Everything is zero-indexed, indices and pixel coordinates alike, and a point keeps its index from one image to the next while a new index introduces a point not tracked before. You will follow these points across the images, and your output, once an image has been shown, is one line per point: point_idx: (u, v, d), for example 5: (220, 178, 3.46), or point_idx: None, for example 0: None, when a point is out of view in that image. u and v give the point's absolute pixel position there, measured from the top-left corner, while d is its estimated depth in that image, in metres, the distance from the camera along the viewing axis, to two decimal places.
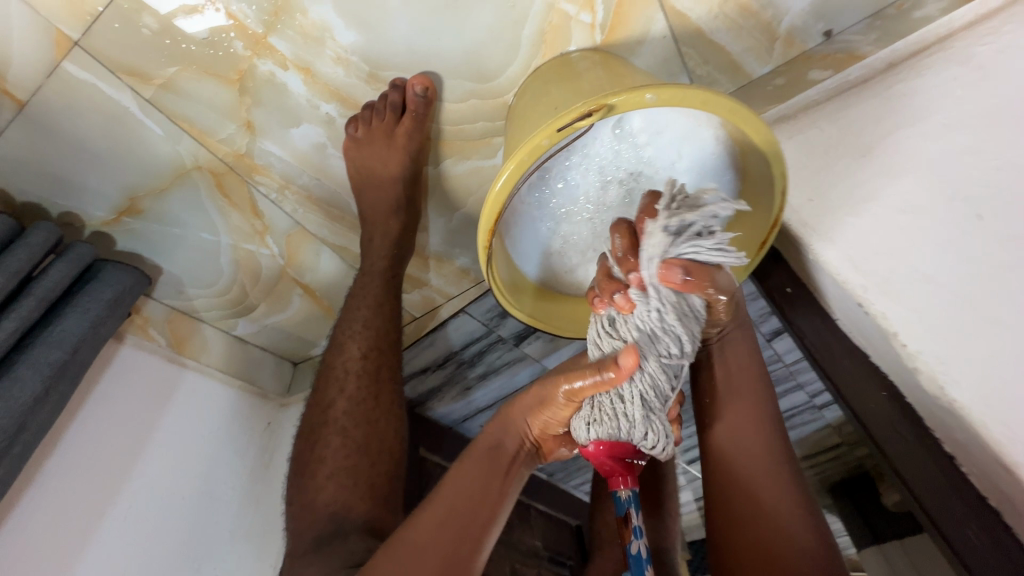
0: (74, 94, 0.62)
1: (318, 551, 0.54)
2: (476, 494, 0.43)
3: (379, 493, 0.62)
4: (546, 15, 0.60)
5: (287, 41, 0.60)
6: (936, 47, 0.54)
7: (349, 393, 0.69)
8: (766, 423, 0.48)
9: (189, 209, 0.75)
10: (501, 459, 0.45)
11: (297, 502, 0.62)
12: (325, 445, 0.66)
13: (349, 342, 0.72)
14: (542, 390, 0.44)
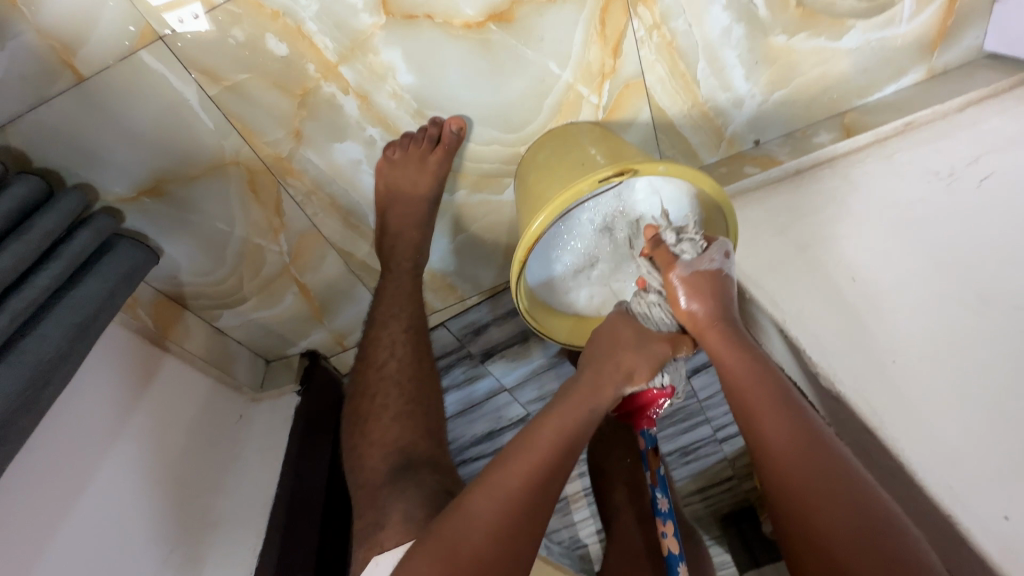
0: (140, 79, 0.67)
1: (398, 479, 0.66)
2: (561, 444, 0.55)
3: (434, 435, 0.74)
4: (566, 92, 0.78)
5: (354, 72, 0.71)
6: (827, 165, 0.79)
7: (398, 356, 0.79)
8: (755, 376, 0.54)
9: (213, 199, 0.79)
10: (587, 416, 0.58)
11: (362, 444, 0.73)
12: (384, 396, 0.76)
13: (391, 319, 0.81)
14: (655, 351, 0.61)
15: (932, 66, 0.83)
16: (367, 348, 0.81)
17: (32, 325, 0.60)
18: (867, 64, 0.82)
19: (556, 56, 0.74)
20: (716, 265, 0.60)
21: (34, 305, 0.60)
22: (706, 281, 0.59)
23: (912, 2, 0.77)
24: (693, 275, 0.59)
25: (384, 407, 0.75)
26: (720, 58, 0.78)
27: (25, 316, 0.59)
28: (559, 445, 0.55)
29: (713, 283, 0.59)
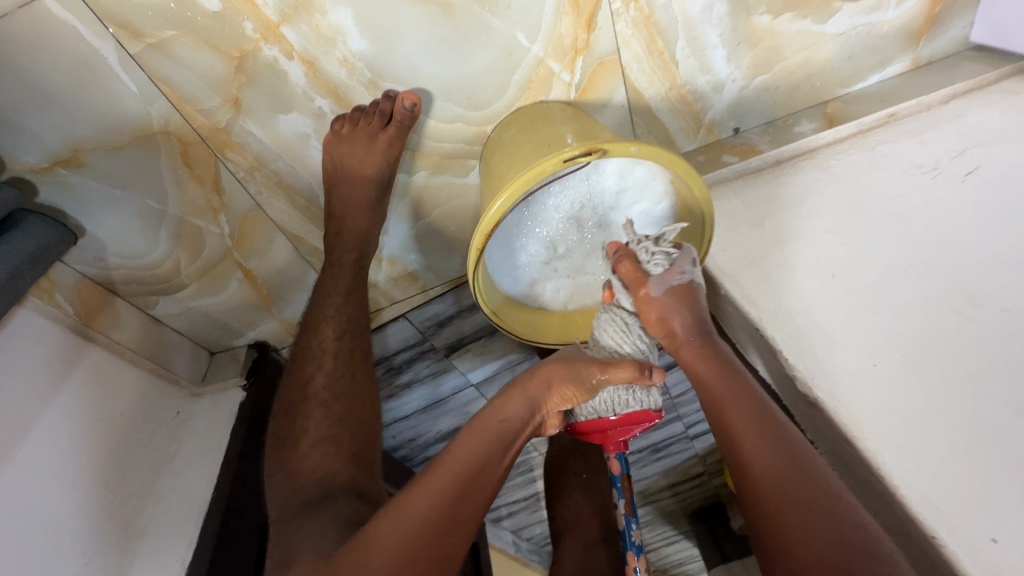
0: (46, 31, 0.58)
1: (309, 512, 0.58)
2: (479, 461, 0.50)
3: (363, 461, 0.67)
4: (535, 67, 0.72)
5: (298, 33, 0.63)
6: (808, 155, 0.75)
7: (326, 369, 0.73)
8: (738, 391, 0.52)
9: (141, 173, 0.71)
10: (509, 430, 0.52)
11: (279, 474, 0.66)
12: (306, 417, 0.69)
13: (323, 325, 0.75)
14: (575, 368, 0.53)
15: (917, 56, 0.80)
16: (298, 358, 0.75)
17: None
18: (852, 51, 0.78)
19: (525, 26, 0.67)
20: (679, 276, 0.55)
21: None
22: (676, 299, 0.55)
23: None
24: (667, 291, 0.55)
25: (306, 431, 0.68)
26: (700, 37, 0.73)
27: None
28: (474, 464, 0.50)
29: (687, 296, 0.56)
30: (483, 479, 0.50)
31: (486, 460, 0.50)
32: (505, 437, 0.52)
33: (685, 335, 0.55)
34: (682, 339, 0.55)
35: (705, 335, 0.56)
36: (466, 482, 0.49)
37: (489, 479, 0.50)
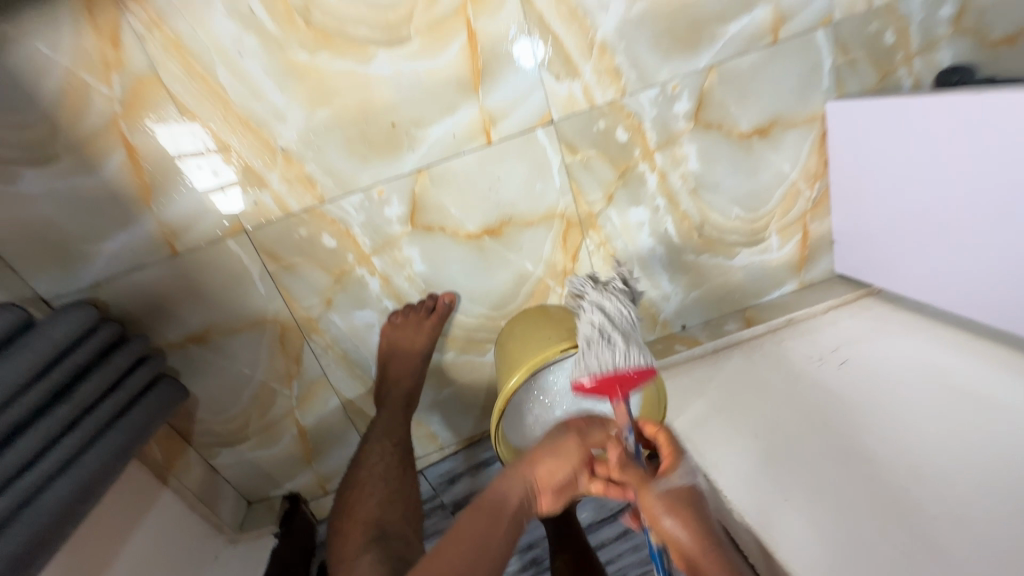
0: (219, 256, 0.89)
1: (371, 546, 0.77)
2: (475, 542, 0.64)
3: (412, 520, 0.85)
4: (537, 283, 1.04)
5: (382, 261, 0.95)
6: (735, 346, 1.04)
7: (386, 457, 0.92)
8: None
9: (248, 349, 0.96)
10: (501, 510, 0.68)
11: (346, 520, 0.85)
12: (370, 487, 0.88)
13: (385, 432, 0.95)
14: (547, 447, 0.73)
15: (801, 280, 1.15)
16: (364, 446, 0.95)
17: (79, 455, 0.70)
18: (755, 276, 1.13)
19: (530, 258, 1.01)
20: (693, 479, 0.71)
21: (85, 438, 0.71)
22: (677, 495, 0.68)
23: (776, 238, 1.11)
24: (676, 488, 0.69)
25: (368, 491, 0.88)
26: (650, 266, 1.08)
27: (75, 448, 0.70)
28: (475, 539, 0.64)
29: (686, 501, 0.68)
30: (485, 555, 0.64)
31: (478, 542, 0.64)
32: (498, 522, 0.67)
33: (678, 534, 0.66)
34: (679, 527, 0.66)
35: (709, 534, 0.66)
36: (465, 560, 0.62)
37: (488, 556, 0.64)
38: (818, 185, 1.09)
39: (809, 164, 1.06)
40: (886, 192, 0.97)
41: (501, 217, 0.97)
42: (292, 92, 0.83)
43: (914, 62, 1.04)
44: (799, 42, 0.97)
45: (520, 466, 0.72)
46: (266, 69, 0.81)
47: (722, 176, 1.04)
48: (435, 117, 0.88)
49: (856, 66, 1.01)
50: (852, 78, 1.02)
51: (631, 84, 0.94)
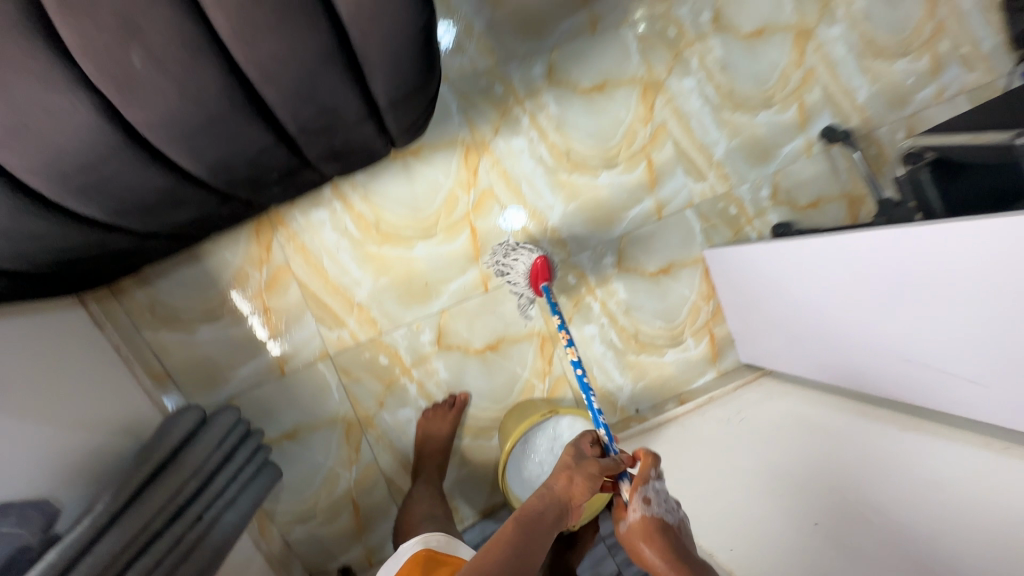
0: (312, 374, 1.34)
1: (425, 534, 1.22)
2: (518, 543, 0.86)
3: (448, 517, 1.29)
4: (526, 382, 1.47)
5: (419, 372, 1.40)
6: (673, 420, 1.50)
7: (429, 480, 1.34)
8: None
9: (323, 442, 1.35)
10: (537, 518, 0.91)
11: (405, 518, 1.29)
12: (419, 499, 1.31)
13: (428, 464, 1.36)
14: (575, 467, 0.98)
15: (717, 369, 1.60)
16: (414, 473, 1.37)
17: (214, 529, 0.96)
18: (682, 368, 1.57)
19: (520, 364, 1.46)
20: (646, 512, 0.95)
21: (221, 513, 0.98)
22: (639, 529, 0.94)
23: (692, 340, 1.58)
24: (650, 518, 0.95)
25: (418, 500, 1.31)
26: (605, 365, 1.53)
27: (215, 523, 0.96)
28: (514, 540, 0.87)
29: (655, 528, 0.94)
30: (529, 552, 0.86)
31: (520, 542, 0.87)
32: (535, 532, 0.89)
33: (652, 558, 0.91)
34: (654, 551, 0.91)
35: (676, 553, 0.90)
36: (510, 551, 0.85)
37: (531, 553, 0.86)
38: (712, 302, 1.60)
39: (703, 288, 1.58)
40: (799, 307, 1.26)
41: (498, 337, 1.45)
42: (367, 269, 1.36)
43: (754, 222, 1.63)
44: (676, 217, 1.56)
45: (554, 483, 0.96)
46: (352, 257, 1.35)
47: (644, 301, 1.55)
48: (452, 276, 1.41)
49: (717, 228, 1.60)
50: (716, 235, 1.60)
51: (574, 248, 1.50)
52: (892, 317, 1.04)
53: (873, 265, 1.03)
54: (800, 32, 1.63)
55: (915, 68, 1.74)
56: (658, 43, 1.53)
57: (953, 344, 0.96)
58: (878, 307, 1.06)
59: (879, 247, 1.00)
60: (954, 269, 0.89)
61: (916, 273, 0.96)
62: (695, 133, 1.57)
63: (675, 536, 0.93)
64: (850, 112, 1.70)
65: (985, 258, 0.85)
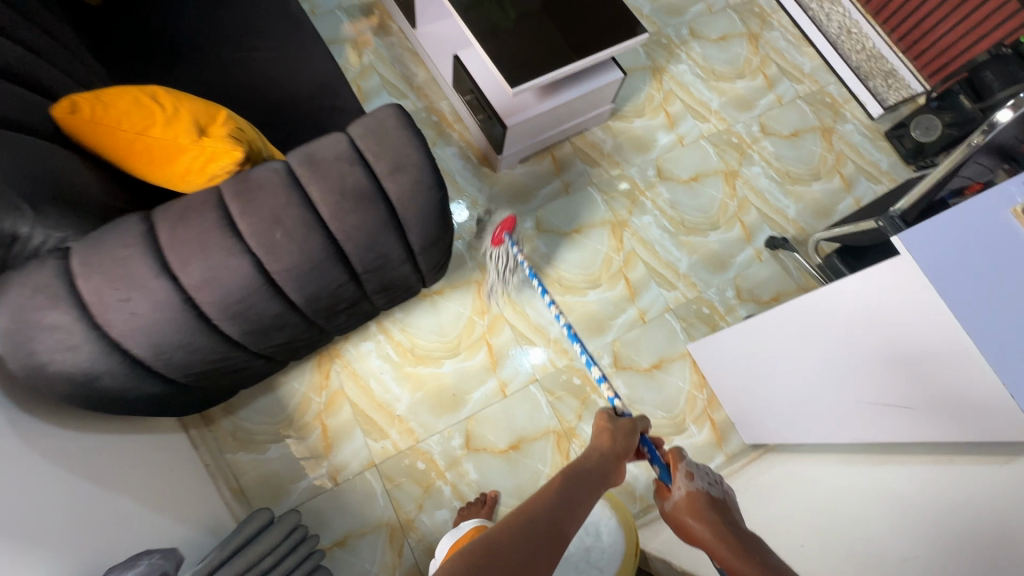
0: (360, 482, 1.55)
1: None
2: (567, 492, 0.81)
3: None
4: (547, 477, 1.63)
5: (452, 474, 1.59)
6: None
7: None
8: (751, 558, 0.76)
9: (369, 547, 1.50)
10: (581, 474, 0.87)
11: None
12: None
13: None
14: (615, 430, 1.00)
15: (725, 453, 1.74)
16: None
17: None
18: (690, 454, 1.72)
19: (540, 461, 1.65)
20: (690, 486, 0.93)
21: None
22: (685, 505, 0.91)
23: (695, 427, 1.76)
24: (686, 492, 0.92)
25: None
26: None
27: None
28: (562, 490, 0.81)
29: (699, 498, 0.90)
30: (581, 498, 0.82)
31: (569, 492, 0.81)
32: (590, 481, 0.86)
33: (703, 528, 0.86)
34: (702, 521, 0.86)
35: (725, 516, 0.87)
36: (563, 498, 0.80)
37: (574, 510, 0.79)
38: (705, 391, 1.81)
39: (694, 378, 1.82)
40: (799, 383, 1.41)
41: (518, 437, 1.66)
42: (405, 386, 1.67)
43: (727, 318, 1.92)
44: (657, 319, 1.87)
45: (596, 447, 0.97)
46: (393, 377, 1.67)
47: (643, 394, 1.77)
48: (475, 386, 1.69)
49: (695, 325, 1.89)
50: (696, 331, 1.88)
51: (574, 354, 1.79)
52: (838, 362, 1.27)
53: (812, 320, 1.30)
54: (727, 173, 2.14)
55: (830, 187, 2.19)
56: (617, 194, 2.03)
57: (882, 379, 1.16)
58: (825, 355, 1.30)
59: (810, 305, 1.29)
60: (889, 294, 1.07)
61: (841, 321, 1.22)
62: (660, 254, 1.97)
63: (725, 509, 0.90)
64: (787, 225, 2.10)
65: (876, 305, 1.12)
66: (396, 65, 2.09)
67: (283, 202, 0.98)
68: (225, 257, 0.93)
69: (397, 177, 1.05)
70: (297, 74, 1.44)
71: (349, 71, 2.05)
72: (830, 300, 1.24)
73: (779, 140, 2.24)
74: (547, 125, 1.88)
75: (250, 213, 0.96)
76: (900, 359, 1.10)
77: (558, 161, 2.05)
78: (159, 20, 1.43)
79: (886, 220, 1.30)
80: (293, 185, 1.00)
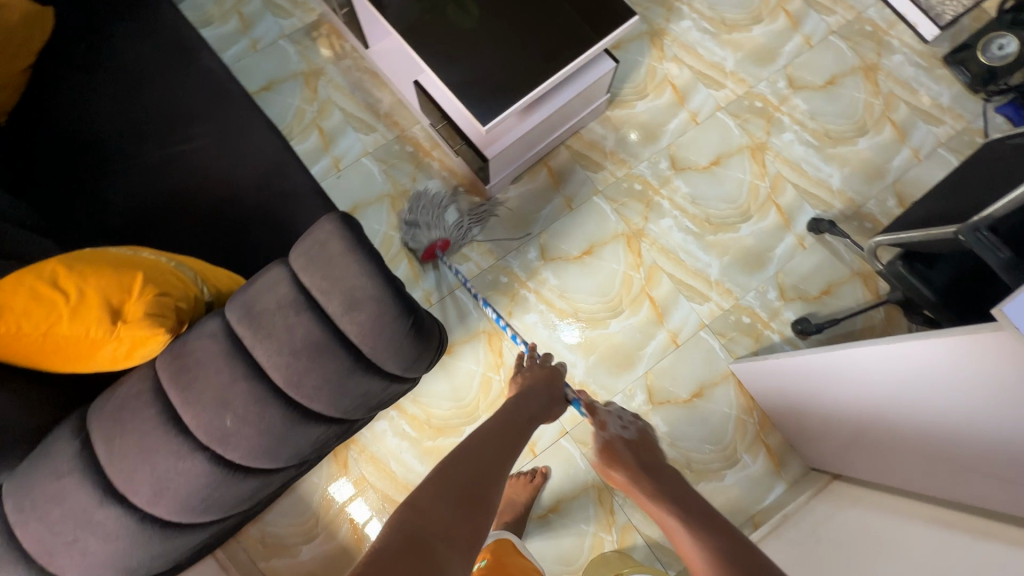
0: None
1: None
2: (514, 417, 0.98)
3: None
4: (593, 538, 1.54)
5: None
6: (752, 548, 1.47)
7: None
8: (690, 499, 0.85)
9: None
10: (526, 405, 1.03)
11: None
12: None
13: None
14: (545, 376, 1.11)
15: (786, 481, 1.58)
16: None
17: None
18: (747, 488, 1.57)
19: (583, 520, 1.56)
20: (605, 434, 1.02)
21: None
22: (603, 452, 0.99)
23: (749, 456, 1.59)
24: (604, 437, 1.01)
25: None
26: None
27: None
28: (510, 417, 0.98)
29: (615, 445, 0.99)
30: (527, 422, 0.99)
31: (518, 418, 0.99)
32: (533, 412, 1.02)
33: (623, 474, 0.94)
34: (625, 471, 0.94)
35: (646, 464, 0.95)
36: (508, 419, 0.97)
37: (522, 428, 0.97)
38: (756, 413, 1.63)
39: (741, 401, 1.64)
40: (876, 436, 1.25)
41: (556, 498, 1.57)
42: (428, 462, 1.56)
43: (772, 324, 1.69)
44: (692, 340, 1.67)
45: (534, 387, 1.08)
46: (414, 454, 1.56)
47: (687, 429, 1.61)
48: None
49: (736, 340, 1.68)
50: (738, 346, 1.67)
51: (605, 396, 1.62)
52: (970, 435, 1.01)
53: (917, 375, 1.06)
54: (753, 149, 1.83)
55: (880, 140, 1.85)
56: (628, 199, 1.78)
57: (986, 441, 0.99)
58: (950, 419, 1.04)
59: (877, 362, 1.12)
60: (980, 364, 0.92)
61: (942, 378, 1.01)
62: (686, 262, 1.73)
63: (636, 450, 0.99)
64: (831, 200, 1.79)
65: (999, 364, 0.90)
66: (356, 92, 1.84)
67: (228, 379, 0.84)
68: (174, 459, 0.81)
69: (353, 316, 0.88)
70: (237, 161, 1.25)
71: (306, 111, 1.82)
72: (903, 365, 1.07)
73: (812, 93, 1.88)
74: (535, 140, 1.61)
75: (191, 400, 0.83)
76: (1003, 423, 0.94)
77: (554, 172, 1.79)
78: (73, 126, 1.25)
79: (970, 233, 1.02)
80: (236, 353, 0.86)
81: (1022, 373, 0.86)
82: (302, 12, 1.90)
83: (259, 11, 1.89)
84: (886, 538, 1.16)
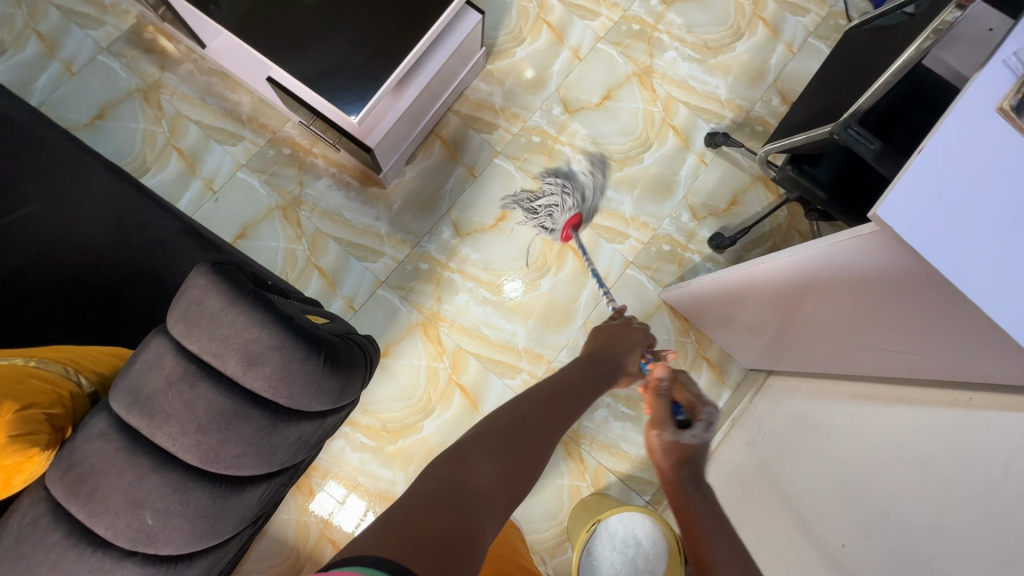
0: None
1: None
2: (588, 370, 1.08)
3: None
4: (569, 487, 1.61)
5: None
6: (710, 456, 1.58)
7: None
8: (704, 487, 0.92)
9: None
10: (604, 354, 1.13)
11: None
12: None
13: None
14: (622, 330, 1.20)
15: (730, 386, 1.69)
16: None
17: None
18: None
19: (558, 474, 1.61)
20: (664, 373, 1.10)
21: None
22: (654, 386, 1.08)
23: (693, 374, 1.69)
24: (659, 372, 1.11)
25: None
26: (633, 438, 1.64)
27: None
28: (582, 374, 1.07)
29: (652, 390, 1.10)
30: (598, 376, 1.08)
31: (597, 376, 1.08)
32: (595, 372, 1.08)
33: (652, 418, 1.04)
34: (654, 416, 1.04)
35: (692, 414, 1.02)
36: (579, 373, 1.07)
37: (596, 384, 1.06)
38: (691, 332, 1.71)
39: (677, 325, 1.71)
40: (793, 333, 1.33)
41: None
42: (394, 466, 1.54)
43: (691, 246, 1.74)
44: (621, 281, 1.70)
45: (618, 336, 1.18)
46: (377, 463, 1.54)
47: None
48: None
49: (661, 269, 1.72)
50: (664, 275, 1.72)
51: (551, 355, 1.64)
52: (863, 319, 1.07)
53: (813, 274, 1.08)
54: (640, 75, 1.81)
55: (756, 42, 1.87)
56: (529, 154, 1.73)
57: (880, 324, 1.04)
58: (847, 307, 1.08)
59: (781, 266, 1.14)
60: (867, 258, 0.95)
61: (840, 272, 1.02)
62: (599, 205, 1.73)
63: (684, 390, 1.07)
64: (722, 111, 1.82)
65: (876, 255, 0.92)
66: (209, 100, 1.63)
67: (132, 478, 0.76)
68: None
69: (256, 372, 0.80)
70: (85, 219, 1.09)
71: (157, 133, 1.60)
72: (800, 266, 1.09)
73: (685, 5, 1.86)
74: (419, 114, 1.50)
75: (98, 511, 0.75)
76: (892, 305, 0.97)
77: (448, 143, 1.70)
78: None
79: (843, 130, 1.05)
80: (133, 447, 0.78)
81: (894, 260, 0.90)
82: (115, 17, 1.63)
83: (62, 25, 1.61)
84: (815, 422, 1.27)
